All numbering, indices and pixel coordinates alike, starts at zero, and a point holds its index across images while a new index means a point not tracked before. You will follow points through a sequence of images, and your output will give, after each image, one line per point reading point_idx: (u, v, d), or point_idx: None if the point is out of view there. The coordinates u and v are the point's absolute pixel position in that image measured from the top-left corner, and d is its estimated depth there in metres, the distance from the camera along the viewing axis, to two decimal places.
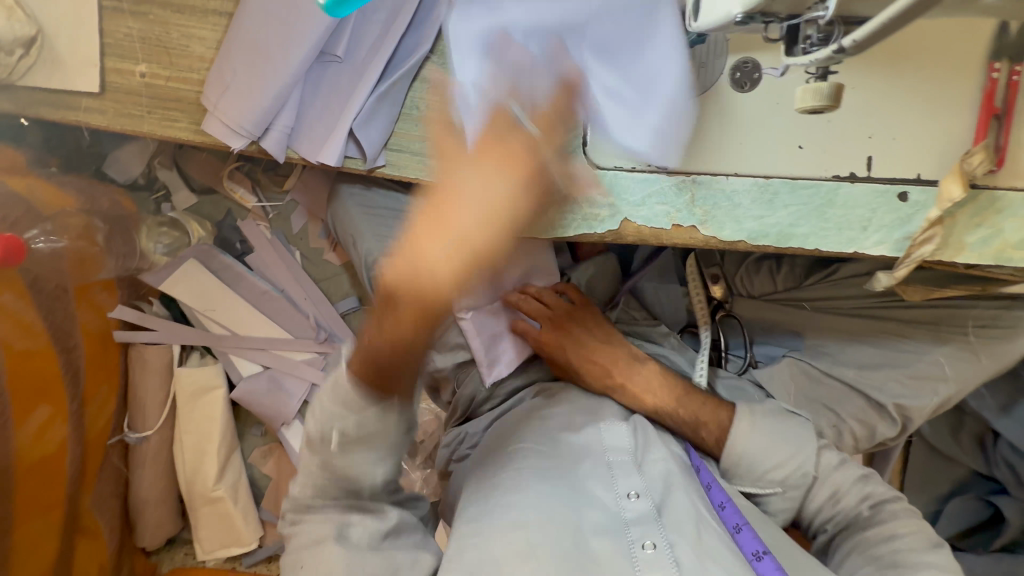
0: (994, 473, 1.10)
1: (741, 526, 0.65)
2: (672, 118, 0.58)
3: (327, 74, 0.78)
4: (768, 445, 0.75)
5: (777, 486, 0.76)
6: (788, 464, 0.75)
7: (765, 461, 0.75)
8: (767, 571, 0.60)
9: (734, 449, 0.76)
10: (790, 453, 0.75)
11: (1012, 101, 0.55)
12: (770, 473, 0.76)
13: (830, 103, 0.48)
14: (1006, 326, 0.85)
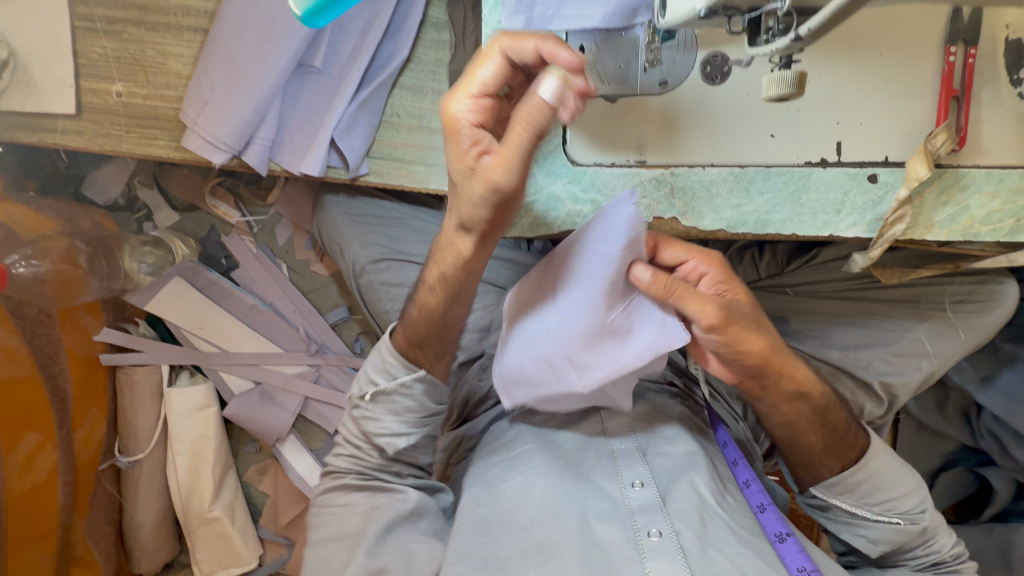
0: (980, 444, 1.13)
1: (767, 509, 0.68)
2: (644, 114, 0.60)
3: (305, 85, 0.78)
4: (895, 472, 0.77)
5: (898, 516, 0.77)
6: (911, 493, 0.78)
7: (888, 485, 0.77)
8: (789, 553, 0.63)
9: (869, 466, 0.76)
10: (909, 483, 0.78)
11: (967, 83, 0.57)
12: (894, 501, 0.77)
13: (794, 91, 0.50)
14: (980, 300, 0.88)
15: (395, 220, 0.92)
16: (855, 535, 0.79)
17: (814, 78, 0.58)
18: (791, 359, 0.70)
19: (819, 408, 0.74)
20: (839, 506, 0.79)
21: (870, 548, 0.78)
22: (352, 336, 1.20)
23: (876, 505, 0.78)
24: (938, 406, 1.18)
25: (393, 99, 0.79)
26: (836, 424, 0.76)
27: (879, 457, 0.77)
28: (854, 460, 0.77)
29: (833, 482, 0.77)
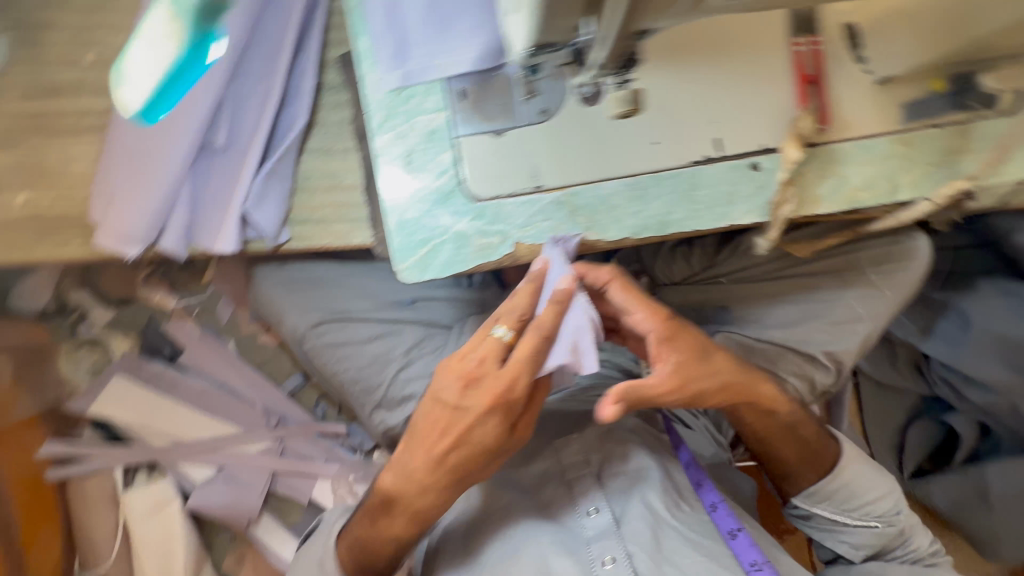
0: (936, 392, 1.17)
1: (719, 507, 0.72)
2: (532, 142, 0.62)
3: (212, 164, 0.79)
4: (869, 476, 0.81)
5: (876, 520, 0.80)
6: (887, 496, 0.81)
7: (864, 491, 0.80)
8: (742, 548, 0.68)
9: (844, 474, 0.80)
10: (885, 486, 0.81)
11: (817, 68, 0.63)
12: (869, 505, 0.80)
13: (631, 107, 0.62)
14: (896, 259, 0.93)
15: (331, 282, 0.92)
16: (838, 542, 0.82)
17: (681, 84, 0.62)
18: (761, 379, 0.76)
19: (788, 422, 0.78)
20: (820, 514, 0.82)
21: (853, 553, 0.82)
22: (312, 401, 1.18)
23: (854, 510, 0.81)
24: (891, 361, 1.22)
25: (304, 164, 0.80)
26: (807, 435, 0.80)
27: (852, 465, 0.80)
28: (827, 471, 0.80)
29: (810, 492, 0.81)
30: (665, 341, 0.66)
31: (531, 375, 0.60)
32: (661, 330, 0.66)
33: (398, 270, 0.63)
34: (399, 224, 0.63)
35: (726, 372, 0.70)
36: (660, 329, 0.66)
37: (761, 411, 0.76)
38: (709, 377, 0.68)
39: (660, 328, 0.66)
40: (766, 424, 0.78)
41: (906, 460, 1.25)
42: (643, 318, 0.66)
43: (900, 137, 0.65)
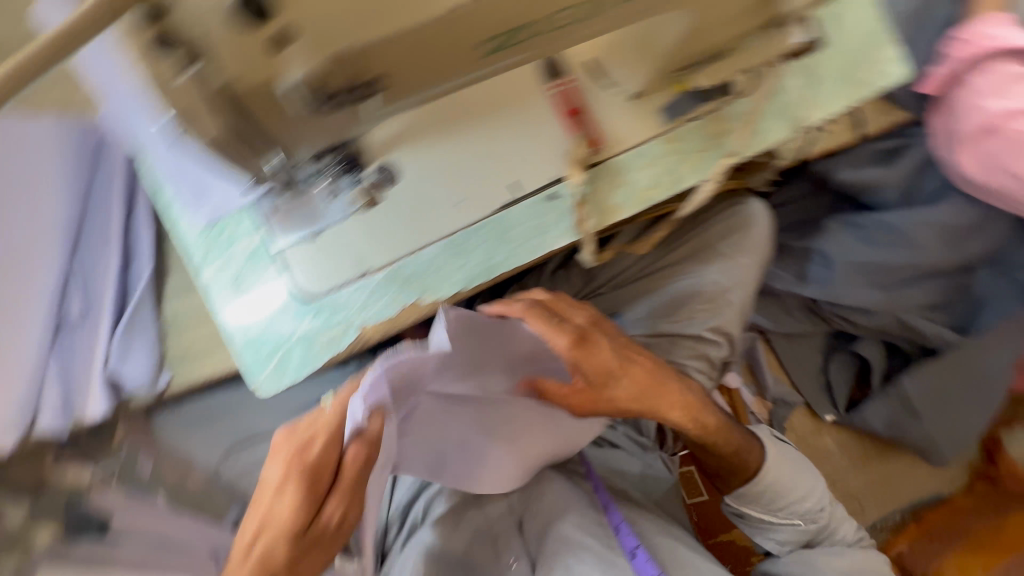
0: (835, 326, 1.24)
1: (623, 527, 0.75)
2: (349, 234, 0.67)
3: (74, 335, 0.80)
4: (793, 477, 0.81)
5: (797, 517, 0.81)
6: (810, 495, 0.81)
7: (787, 492, 0.80)
8: (642, 565, 0.70)
9: (767, 479, 0.80)
10: (806, 486, 0.81)
11: (578, 102, 0.71)
12: (791, 505, 0.81)
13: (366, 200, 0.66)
14: (737, 229, 1.03)
15: (236, 409, 0.97)
16: (766, 538, 0.83)
17: (465, 147, 0.70)
18: (670, 385, 0.74)
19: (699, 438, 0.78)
20: (750, 514, 0.83)
21: (779, 549, 0.83)
22: None
23: (781, 509, 0.81)
24: (786, 311, 1.26)
25: (167, 306, 0.81)
26: (721, 448, 0.79)
27: (778, 469, 0.80)
28: (749, 476, 0.80)
29: (736, 493, 0.82)
30: (577, 364, 0.68)
31: (335, 429, 0.56)
32: (572, 356, 0.68)
33: (256, 383, 0.66)
34: (247, 341, 0.66)
35: (629, 394, 0.71)
36: (568, 356, 0.68)
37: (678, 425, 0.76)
38: (612, 401, 0.71)
39: (570, 355, 0.68)
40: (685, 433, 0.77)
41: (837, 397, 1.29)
42: (553, 343, 0.67)
43: (668, 136, 0.73)
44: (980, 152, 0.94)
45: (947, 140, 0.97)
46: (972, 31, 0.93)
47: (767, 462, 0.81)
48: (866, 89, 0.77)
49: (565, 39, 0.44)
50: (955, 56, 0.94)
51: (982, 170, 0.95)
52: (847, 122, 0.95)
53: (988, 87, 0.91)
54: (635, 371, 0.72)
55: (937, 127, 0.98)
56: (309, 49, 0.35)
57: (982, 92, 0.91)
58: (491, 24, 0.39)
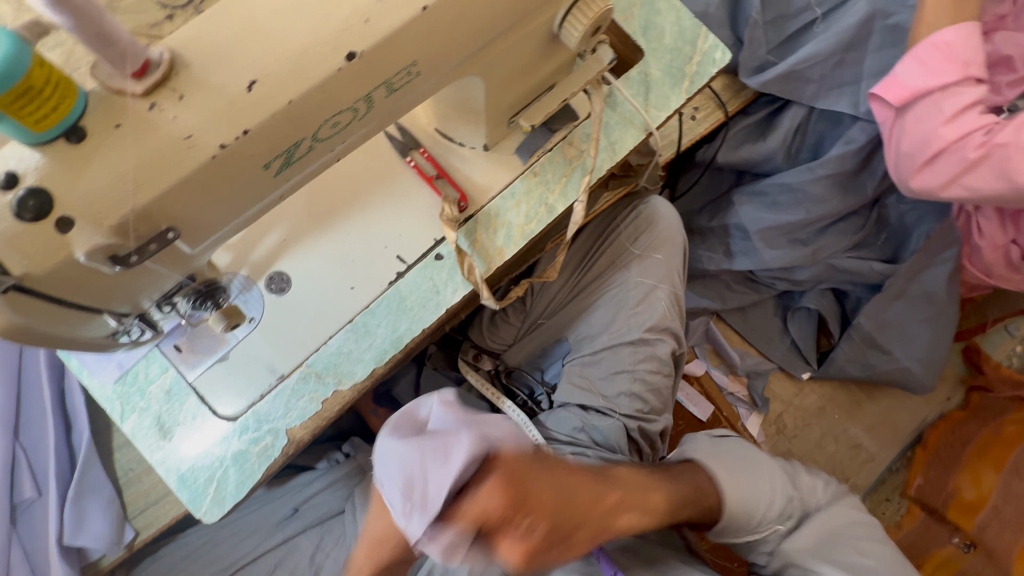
0: (778, 289, 1.25)
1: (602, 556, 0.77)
2: (256, 348, 0.70)
3: (35, 514, 0.81)
4: (753, 488, 0.79)
5: (775, 522, 0.80)
6: (776, 496, 0.80)
7: (755, 504, 0.78)
8: None
9: (731, 505, 0.77)
10: (766, 486, 0.79)
11: (436, 167, 0.76)
12: (767, 512, 0.79)
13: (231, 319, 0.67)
14: (645, 226, 1.06)
15: (231, 535, 0.97)
16: (760, 553, 0.82)
17: (345, 233, 0.74)
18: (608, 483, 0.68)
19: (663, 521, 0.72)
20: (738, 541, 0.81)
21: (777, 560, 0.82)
22: None
23: (760, 524, 0.79)
24: (726, 286, 1.27)
25: (118, 460, 0.82)
26: (683, 514, 0.75)
27: (734, 492, 0.78)
28: (716, 515, 0.77)
29: (716, 532, 0.79)
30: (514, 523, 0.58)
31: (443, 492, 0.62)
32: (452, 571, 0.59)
33: (200, 516, 0.67)
34: (184, 478, 0.68)
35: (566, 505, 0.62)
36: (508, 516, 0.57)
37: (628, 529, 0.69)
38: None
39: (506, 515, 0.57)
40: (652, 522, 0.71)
41: (806, 353, 1.29)
42: (485, 509, 0.57)
43: (529, 172, 0.78)
44: (936, 176, 0.87)
45: (896, 161, 0.92)
46: (950, 33, 0.85)
47: (725, 496, 0.78)
48: (698, 78, 0.82)
49: (353, 132, 0.47)
50: (924, 61, 0.85)
51: (940, 189, 0.88)
52: (709, 104, 1.09)
53: (939, 114, 0.85)
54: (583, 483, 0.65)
55: (890, 130, 0.92)
56: (89, 229, 0.36)
57: (936, 120, 0.85)
58: (263, 151, 0.41)
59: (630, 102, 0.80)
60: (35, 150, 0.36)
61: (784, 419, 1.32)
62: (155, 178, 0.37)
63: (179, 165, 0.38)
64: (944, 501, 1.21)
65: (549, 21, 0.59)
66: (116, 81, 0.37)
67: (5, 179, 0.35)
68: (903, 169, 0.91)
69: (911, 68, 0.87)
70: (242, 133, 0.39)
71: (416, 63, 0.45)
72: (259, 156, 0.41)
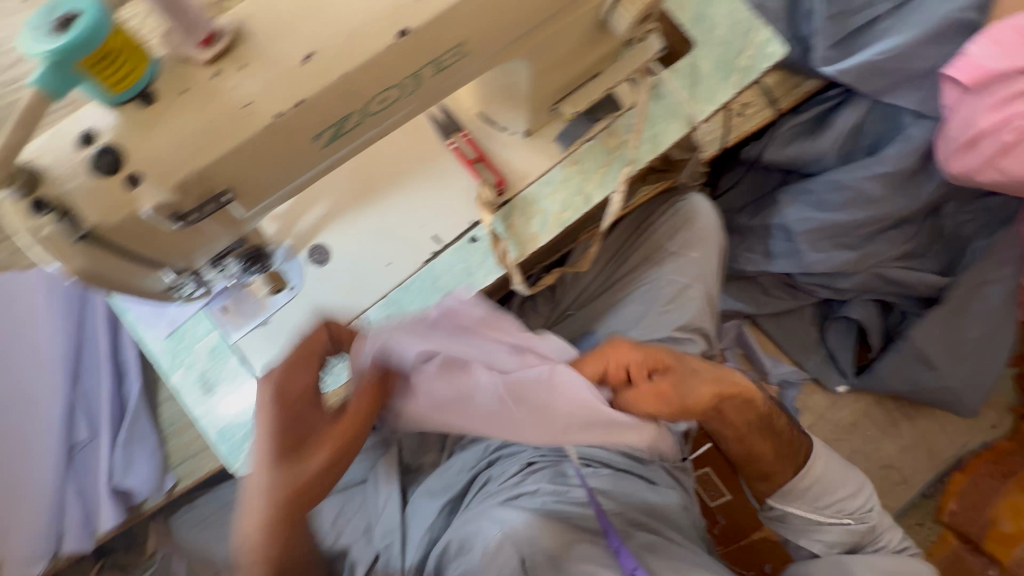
0: (818, 296, 1.20)
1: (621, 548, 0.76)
2: (295, 316, 0.73)
3: (89, 456, 0.88)
4: (840, 476, 0.89)
5: (846, 517, 0.88)
6: (858, 493, 0.89)
7: (839, 488, 0.88)
8: None
9: (814, 474, 0.87)
10: (853, 482, 0.89)
11: (476, 151, 0.77)
12: (841, 504, 0.88)
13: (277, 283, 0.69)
14: (683, 223, 1.04)
15: None
16: (812, 540, 0.90)
17: (385, 210, 0.76)
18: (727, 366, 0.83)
19: (762, 415, 0.84)
20: (795, 514, 0.89)
21: (828, 551, 0.89)
22: None
23: (830, 508, 0.88)
24: (763, 291, 1.23)
25: (163, 412, 0.88)
26: (773, 415, 0.86)
27: (826, 465, 0.88)
28: (802, 465, 0.87)
29: (784, 491, 0.88)
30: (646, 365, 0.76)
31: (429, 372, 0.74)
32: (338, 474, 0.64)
33: (235, 470, 0.71)
34: (221, 433, 0.71)
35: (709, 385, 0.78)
36: (642, 359, 0.76)
37: (735, 399, 0.80)
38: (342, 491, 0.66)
39: (640, 357, 0.76)
40: (751, 405, 0.82)
41: (843, 364, 1.24)
42: (620, 356, 0.76)
43: (568, 160, 0.78)
44: (975, 159, 0.95)
45: (939, 141, 0.99)
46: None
47: (819, 459, 0.88)
48: (750, 73, 0.80)
49: (400, 110, 0.48)
50: (995, 42, 0.90)
51: (975, 171, 0.96)
52: (760, 100, 1.05)
53: (994, 98, 0.91)
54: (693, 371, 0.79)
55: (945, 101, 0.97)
56: (154, 185, 0.39)
57: (985, 105, 0.91)
58: (314, 122, 0.42)
59: (676, 94, 0.79)
60: (112, 111, 0.39)
61: (815, 431, 1.27)
62: (216, 143, 0.39)
63: (238, 131, 0.40)
64: (980, 530, 1.19)
65: (598, 7, 0.59)
66: (185, 49, 0.39)
67: (82, 138, 0.38)
68: (945, 149, 0.97)
69: (987, 50, 0.91)
70: (298, 104, 0.41)
71: (464, 43, 0.46)
72: (310, 128, 0.43)
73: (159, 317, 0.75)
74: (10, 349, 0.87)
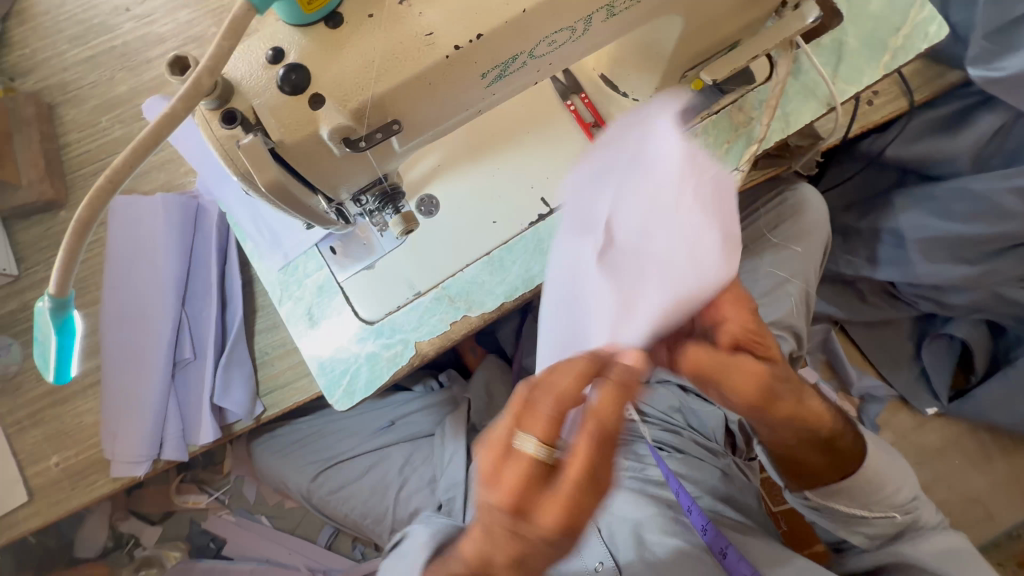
0: (922, 310, 1.11)
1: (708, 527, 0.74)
2: (401, 262, 0.74)
3: (189, 374, 0.93)
4: (889, 469, 0.74)
5: (893, 510, 0.75)
6: (904, 484, 0.75)
7: (886, 483, 0.73)
8: (735, 565, 0.72)
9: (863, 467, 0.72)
10: (900, 474, 0.74)
11: (594, 115, 0.75)
12: (890, 497, 0.74)
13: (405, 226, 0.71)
14: (790, 214, 0.98)
15: (333, 430, 1.07)
16: (854, 533, 0.77)
17: (498, 166, 0.75)
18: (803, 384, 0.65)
19: (825, 437, 0.67)
20: (834, 508, 0.74)
21: (868, 543, 0.78)
22: (349, 543, 1.18)
23: (876, 503, 0.74)
24: (859, 297, 1.16)
25: (259, 342, 0.92)
26: (832, 431, 0.68)
27: (874, 459, 0.73)
28: (852, 466, 0.72)
29: (828, 490, 0.73)
30: (741, 337, 0.59)
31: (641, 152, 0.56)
32: (513, 468, 0.46)
33: (332, 402, 0.74)
34: (323, 364, 0.75)
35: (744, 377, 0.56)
36: (742, 322, 0.59)
37: (788, 420, 0.62)
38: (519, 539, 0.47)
39: (737, 321, 0.59)
40: (811, 432, 0.65)
41: (937, 387, 1.15)
42: (725, 322, 0.60)
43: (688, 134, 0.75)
44: None
45: None
46: None
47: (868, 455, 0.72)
48: (902, 54, 0.73)
49: (562, 55, 0.47)
50: None
51: None
52: (892, 89, 0.93)
53: None
54: (774, 371, 0.60)
55: None
56: (336, 109, 0.40)
57: None
58: (486, 59, 0.42)
59: (817, 71, 0.74)
60: (298, 32, 0.39)
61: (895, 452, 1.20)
62: (397, 70, 0.40)
63: (418, 61, 0.40)
64: None
65: None
66: None
67: (272, 57, 0.39)
68: None
69: None
70: (476, 38, 0.40)
71: None
72: (481, 66, 0.43)
73: (272, 250, 0.78)
74: (129, 266, 0.92)
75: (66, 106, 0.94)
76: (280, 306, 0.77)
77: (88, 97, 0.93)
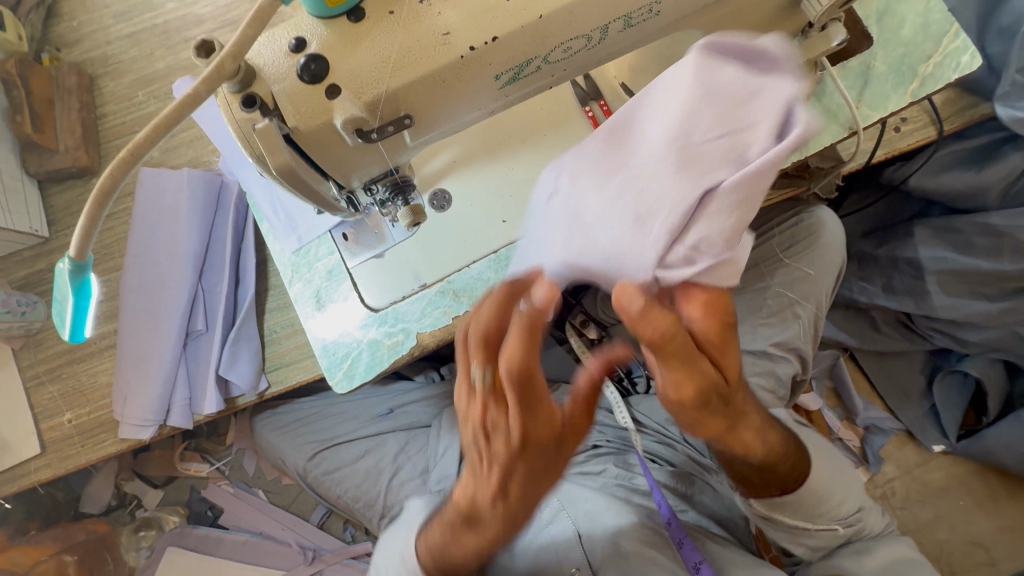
0: (937, 344, 1.09)
1: (686, 543, 0.76)
2: (409, 254, 0.76)
3: (199, 345, 0.96)
4: (837, 484, 0.72)
5: (837, 521, 0.74)
6: (850, 498, 0.74)
7: (831, 497, 0.72)
8: None
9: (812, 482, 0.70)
10: (846, 486, 0.73)
11: None
12: (838, 509, 0.73)
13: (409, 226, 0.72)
14: (805, 236, 0.96)
15: (334, 412, 1.09)
16: (797, 544, 0.76)
17: (511, 166, 0.76)
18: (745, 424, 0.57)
19: (758, 461, 0.64)
20: (777, 521, 0.73)
21: (812, 553, 0.78)
22: (340, 524, 1.21)
23: (820, 516, 0.73)
24: (874, 326, 1.13)
25: (268, 320, 0.95)
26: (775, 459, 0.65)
27: (822, 473, 0.71)
28: (793, 487, 0.69)
29: (772, 504, 0.70)
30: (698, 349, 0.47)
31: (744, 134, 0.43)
32: (496, 407, 0.47)
33: (332, 384, 0.76)
34: (326, 347, 0.76)
35: (674, 381, 0.44)
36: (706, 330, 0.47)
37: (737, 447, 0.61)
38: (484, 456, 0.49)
39: (701, 332, 0.47)
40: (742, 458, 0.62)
41: (945, 425, 1.12)
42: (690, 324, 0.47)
43: None
44: None
45: None
46: None
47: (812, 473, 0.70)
48: (931, 82, 0.72)
49: (577, 62, 0.48)
50: None
51: None
52: (920, 118, 0.88)
53: None
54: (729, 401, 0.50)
55: None
56: (350, 100, 0.41)
57: None
58: (500, 61, 0.43)
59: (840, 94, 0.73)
60: (322, 24, 0.41)
61: (896, 486, 1.19)
62: (411, 67, 0.41)
63: (433, 59, 0.41)
64: None
65: None
66: None
67: (294, 46, 0.41)
68: None
69: None
70: (491, 40, 0.41)
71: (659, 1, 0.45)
72: (495, 67, 0.43)
73: (286, 231, 0.80)
74: (151, 235, 0.95)
75: (107, 78, 0.97)
76: (289, 287, 0.79)
77: (128, 71, 0.97)
